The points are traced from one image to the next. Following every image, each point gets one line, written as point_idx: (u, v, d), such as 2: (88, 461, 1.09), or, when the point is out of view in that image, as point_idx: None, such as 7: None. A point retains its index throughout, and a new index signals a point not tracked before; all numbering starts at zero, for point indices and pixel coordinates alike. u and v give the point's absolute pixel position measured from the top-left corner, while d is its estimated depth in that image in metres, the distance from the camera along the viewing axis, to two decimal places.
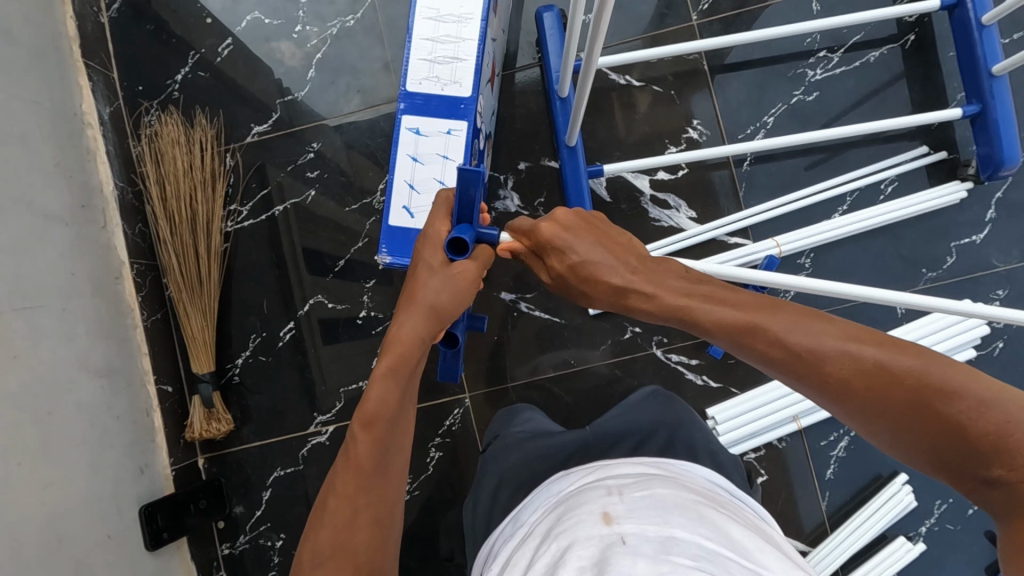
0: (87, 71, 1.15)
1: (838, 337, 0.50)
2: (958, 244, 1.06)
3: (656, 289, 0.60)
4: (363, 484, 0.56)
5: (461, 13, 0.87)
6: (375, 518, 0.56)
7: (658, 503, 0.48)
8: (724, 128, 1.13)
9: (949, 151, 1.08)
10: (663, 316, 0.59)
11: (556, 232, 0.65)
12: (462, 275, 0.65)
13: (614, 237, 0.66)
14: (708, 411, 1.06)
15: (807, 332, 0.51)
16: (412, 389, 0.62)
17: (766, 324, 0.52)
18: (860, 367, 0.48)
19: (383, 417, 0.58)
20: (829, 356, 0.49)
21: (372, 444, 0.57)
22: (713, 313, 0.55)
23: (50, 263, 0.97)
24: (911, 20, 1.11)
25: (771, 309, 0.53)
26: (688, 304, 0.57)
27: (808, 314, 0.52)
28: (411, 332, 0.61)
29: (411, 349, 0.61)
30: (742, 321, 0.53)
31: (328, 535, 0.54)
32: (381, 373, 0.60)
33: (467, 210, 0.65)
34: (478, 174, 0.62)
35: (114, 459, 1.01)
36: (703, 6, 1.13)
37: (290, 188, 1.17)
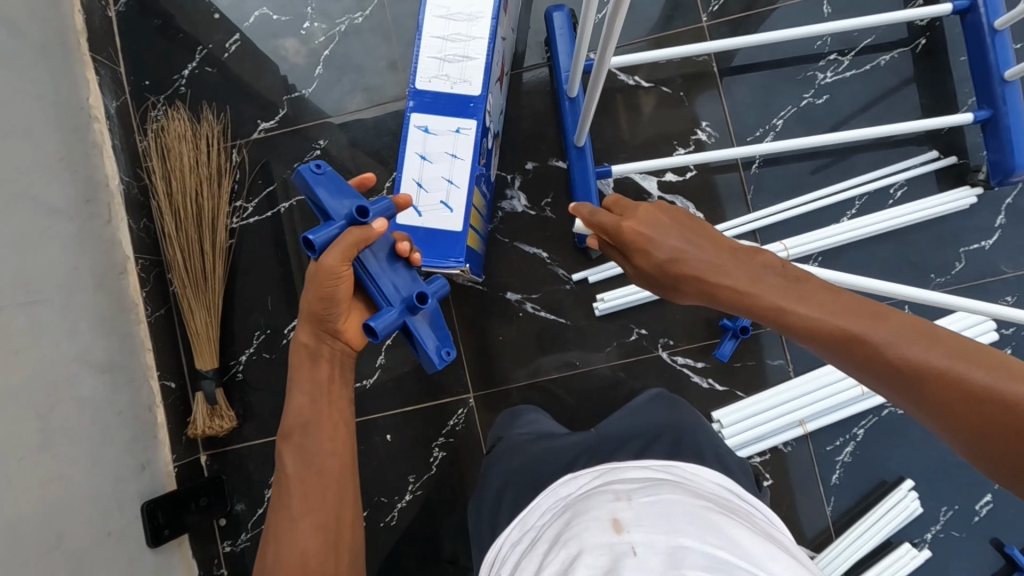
0: (93, 64, 1.14)
1: (926, 347, 0.49)
2: (966, 249, 1.06)
3: (750, 287, 0.61)
4: (300, 483, 0.64)
5: (472, 12, 0.86)
6: (320, 510, 0.63)
7: (668, 509, 0.47)
8: (733, 130, 1.13)
9: (959, 156, 1.07)
10: (753, 314, 0.61)
11: (642, 227, 0.67)
12: (319, 272, 0.65)
13: (714, 234, 0.67)
14: (713, 414, 1.05)
15: (896, 338, 0.51)
16: (328, 399, 0.69)
17: (856, 328, 0.53)
18: (942, 377, 0.47)
19: (300, 424, 0.66)
20: (915, 364, 0.49)
21: (296, 446, 0.66)
22: (800, 311, 0.57)
23: (54, 258, 0.97)
24: (922, 24, 1.10)
25: (864, 314, 0.53)
26: (777, 301, 0.59)
27: (906, 323, 0.51)
28: (300, 341, 0.70)
29: (301, 357, 0.70)
30: (832, 321, 0.55)
31: (288, 530, 0.61)
32: (292, 381, 0.69)
33: (324, 207, 0.69)
34: (304, 172, 0.68)
35: (115, 455, 1.01)
36: (713, 8, 1.13)
37: (296, 185, 1.17)
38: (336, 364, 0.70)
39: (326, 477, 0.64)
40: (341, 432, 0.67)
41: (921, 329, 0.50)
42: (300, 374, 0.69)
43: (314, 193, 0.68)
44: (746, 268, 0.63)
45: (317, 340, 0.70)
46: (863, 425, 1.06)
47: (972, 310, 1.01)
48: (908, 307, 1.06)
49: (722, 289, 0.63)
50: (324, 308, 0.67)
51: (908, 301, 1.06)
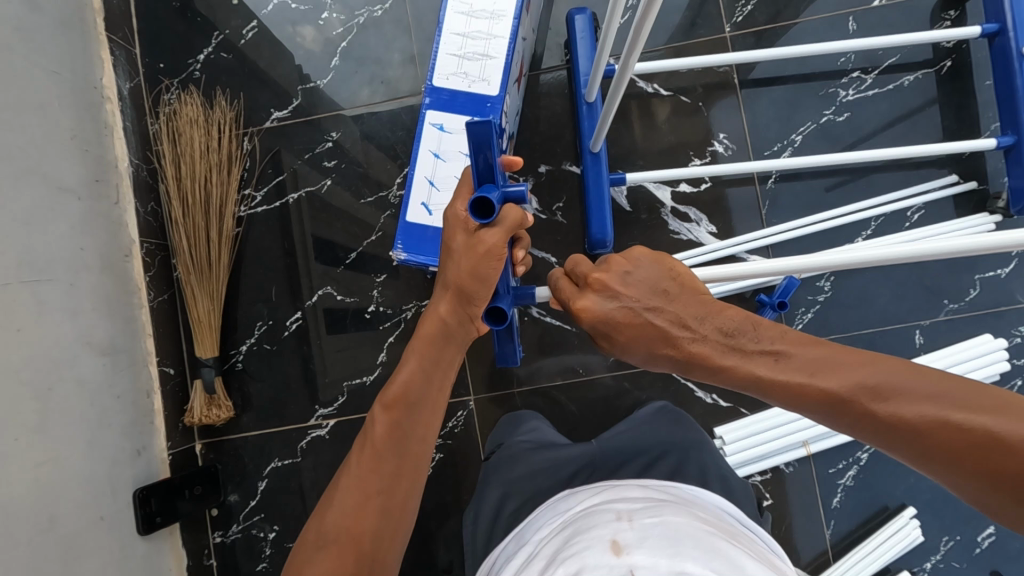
0: (109, 44, 1.13)
1: (921, 395, 0.46)
2: (982, 276, 1.04)
3: (722, 356, 0.55)
4: (383, 457, 0.59)
5: (495, 10, 0.85)
6: (393, 493, 0.58)
7: (671, 532, 0.46)
8: (751, 143, 1.11)
9: (979, 182, 1.06)
10: (732, 384, 0.55)
11: (594, 306, 0.59)
12: (476, 248, 0.59)
13: (673, 293, 0.59)
14: (716, 430, 1.04)
15: (888, 391, 0.47)
16: (440, 377, 0.63)
17: (842, 389, 0.48)
18: (946, 429, 0.44)
19: (404, 398, 0.61)
20: (915, 419, 0.45)
21: (394, 417, 0.60)
22: (782, 376, 0.51)
23: (60, 236, 0.96)
24: (949, 46, 1.09)
25: (847, 367, 0.49)
26: (755, 370, 0.53)
27: (892, 370, 0.48)
28: (437, 313, 0.62)
29: (433, 331, 0.62)
30: (813, 383, 0.50)
31: (352, 502, 0.57)
32: (412, 351, 0.63)
33: (487, 168, 0.59)
34: (490, 125, 0.56)
35: (112, 439, 1.00)
36: (737, 19, 1.11)
37: (306, 176, 1.16)
38: (457, 348, 0.64)
39: (410, 461, 0.60)
40: (436, 421, 0.63)
41: (909, 373, 0.47)
42: (423, 347, 0.62)
43: (491, 151, 0.57)
44: (715, 332, 0.56)
45: (456, 318, 0.62)
46: (867, 449, 1.05)
47: (983, 338, 0.99)
48: (919, 331, 1.04)
49: (695, 358, 0.56)
50: (472, 286, 0.60)
51: (919, 326, 1.04)
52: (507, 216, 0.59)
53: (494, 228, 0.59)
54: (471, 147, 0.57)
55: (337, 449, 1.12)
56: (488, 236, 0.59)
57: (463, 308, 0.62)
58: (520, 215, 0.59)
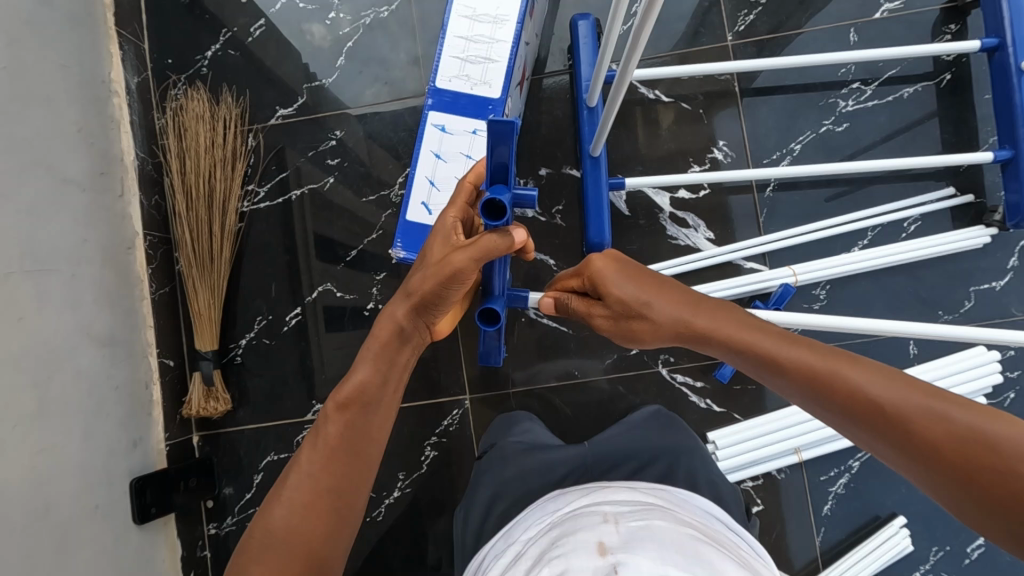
0: (118, 39, 1.15)
1: (912, 389, 0.48)
2: (977, 289, 1.05)
3: (727, 325, 0.58)
4: (336, 456, 0.60)
5: (498, 14, 0.86)
6: (343, 490, 0.59)
7: (655, 536, 0.47)
8: (750, 152, 1.12)
9: (976, 195, 1.07)
10: (727, 351, 0.58)
11: (615, 270, 0.63)
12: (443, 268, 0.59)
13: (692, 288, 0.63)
14: (709, 435, 1.04)
15: (879, 380, 0.49)
16: (396, 379, 0.64)
17: (841, 369, 0.51)
18: (932, 422, 0.46)
19: (359, 398, 0.61)
20: (902, 408, 0.48)
21: (347, 418, 0.61)
22: (784, 351, 0.54)
23: (63, 228, 0.97)
24: (949, 60, 1.09)
25: (844, 359, 0.52)
26: (758, 339, 0.55)
27: (886, 370, 0.50)
28: (394, 318, 0.62)
29: (389, 337, 0.62)
30: (811, 359, 0.52)
31: (297, 500, 0.58)
32: (368, 353, 0.63)
33: (500, 170, 0.57)
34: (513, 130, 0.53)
35: (110, 429, 1.01)
36: (739, 28, 1.12)
37: (309, 173, 1.17)
38: (411, 349, 0.65)
39: (361, 459, 0.61)
40: (389, 419, 0.64)
41: (902, 372, 0.50)
42: (378, 351, 0.62)
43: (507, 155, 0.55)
44: (723, 313, 0.59)
45: (414, 323, 0.63)
46: (859, 458, 1.05)
47: (977, 350, 1.00)
48: (914, 342, 1.05)
49: (699, 329, 0.59)
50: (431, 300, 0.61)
51: (914, 336, 1.05)
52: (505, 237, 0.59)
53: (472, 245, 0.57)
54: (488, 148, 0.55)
55: None
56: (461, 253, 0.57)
57: (422, 316, 0.63)
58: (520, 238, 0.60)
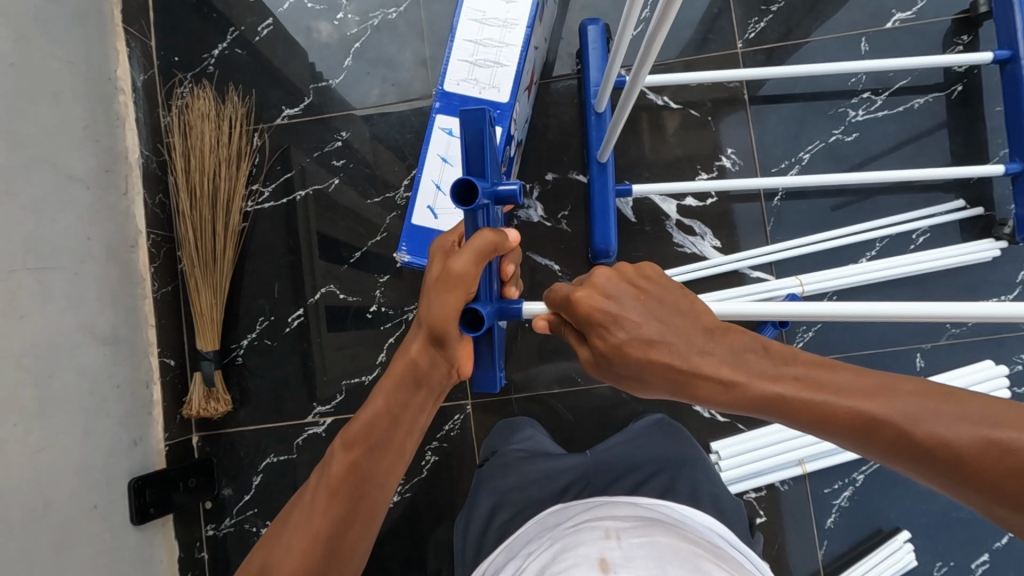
0: (125, 36, 1.14)
1: (956, 416, 0.43)
2: (985, 302, 1.04)
3: (734, 372, 0.51)
4: (341, 499, 0.58)
5: (507, 18, 0.86)
6: (342, 532, 0.58)
7: (660, 554, 0.46)
8: (758, 160, 1.12)
9: (986, 208, 1.06)
10: (741, 406, 0.51)
11: (595, 299, 0.56)
12: (445, 279, 0.55)
13: (680, 304, 0.56)
14: (712, 444, 1.04)
15: (919, 410, 0.44)
16: (409, 420, 0.61)
17: (869, 407, 0.45)
18: (989, 451, 0.41)
19: (369, 439, 0.59)
20: (959, 442, 0.42)
21: (354, 458, 0.59)
22: (810, 397, 0.47)
23: (66, 226, 0.96)
24: (960, 71, 1.09)
25: (876, 389, 0.46)
26: (774, 389, 0.49)
27: (920, 391, 0.45)
28: (409, 353, 0.59)
29: (403, 373, 0.59)
30: (839, 402, 0.46)
31: (295, 540, 0.57)
32: (383, 388, 0.60)
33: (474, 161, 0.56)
34: (483, 115, 0.53)
35: (109, 428, 1.00)
36: (749, 35, 1.11)
37: (313, 174, 1.16)
38: (429, 391, 0.60)
39: (367, 503, 0.59)
40: (400, 465, 0.61)
41: (941, 396, 0.44)
42: (392, 388, 0.59)
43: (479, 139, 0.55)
44: (727, 349, 0.52)
45: (429, 360, 0.58)
46: (862, 470, 1.04)
47: (984, 364, 1.00)
48: (920, 354, 1.04)
49: (705, 376, 0.51)
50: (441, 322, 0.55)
51: (920, 349, 1.04)
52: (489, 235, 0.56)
53: (464, 248, 0.55)
54: (462, 140, 0.55)
55: None
56: (456, 259, 0.55)
57: (437, 351, 0.58)
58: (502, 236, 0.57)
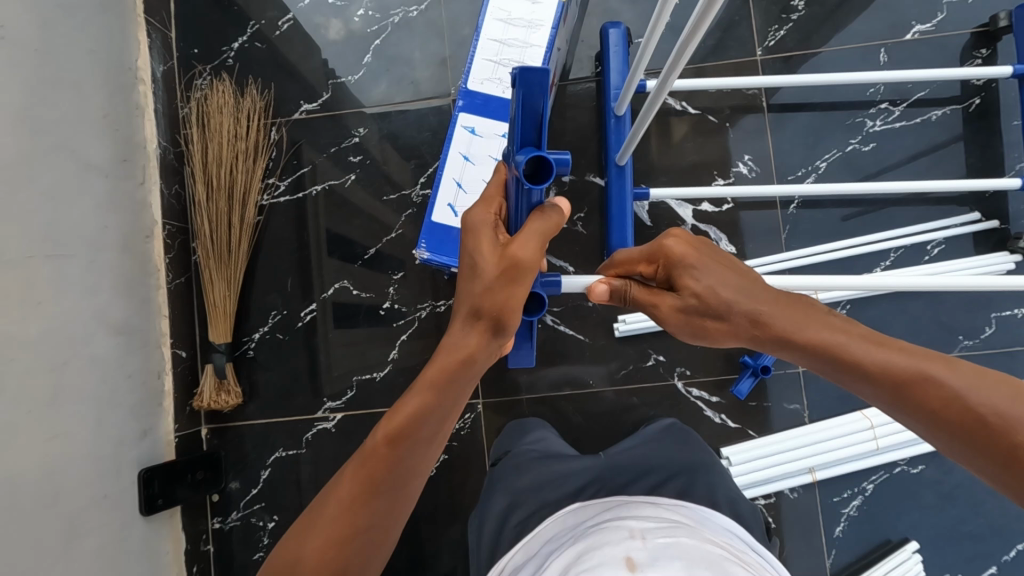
0: (146, 27, 1.14)
1: (1000, 391, 0.48)
2: (998, 315, 1.04)
3: (801, 322, 0.56)
4: (377, 491, 0.56)
5: (533, 19, 0.86)
6: (380, 524, 0.57)
7: (684, 554, 0.46)
8: (775, 168, 1.12)
9: (1001, 221, 1.06)
10: (799, 351, 0.56)
11: (682, 246, 0.62)
12: (511, 268, 0.53)
13: (748, 273, 0.61)
14: (722, 450, 1.04)
15: (970, 380, 0.49)
16: (451, 410, 0.58)
17: (925, 368, 0.50)
18: (1022, 421, 0.46)
19: (410, 431, 0.57)
20: (997, 412, 0.47)
21: (394, 453, 0.56)
22: (863, 350, 0.52)
23: (83, 214, 0.96)
24: (978, 84, 1.09)
25: (929, 356, 0.51)
26: (837, 338, 0.54)
27: (972, 367, 0.50)
28: (461, 343, 0.56)
29: (452, 365, 0.56)
30: (893, 358, 0.51)
31: (329, 531, 0.55)
32: (426, 379, 0.57)
33: (531, 133, 0.50)
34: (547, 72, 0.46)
35: (120, 418, 1.00)
36: (769, 43, 1.12)
37: (329, 170, 1.16)
38: (471, 384, 0.58)
39: (403, 495, 0.58)
40: (434, 453, 0.60)
41: (989, 374, 0.49)
42: (436, 380, 0.56)
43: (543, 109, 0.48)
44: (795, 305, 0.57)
45: (485, 351, 0.56)
46: (873, 480, 1.04)
47: None
48: None
49: (770, 321, 0.56)
50: (507, 312, 0.53)
51: None
52: (550, 219, 0.55)
53: (523, 230, 0.54)
54: (517, 103, 0.47)
55: (341, 443, 1.12)
56: (520, 245, 0.53)
57: (494, 339, 0.56)
58: (562, 218, 0.56)
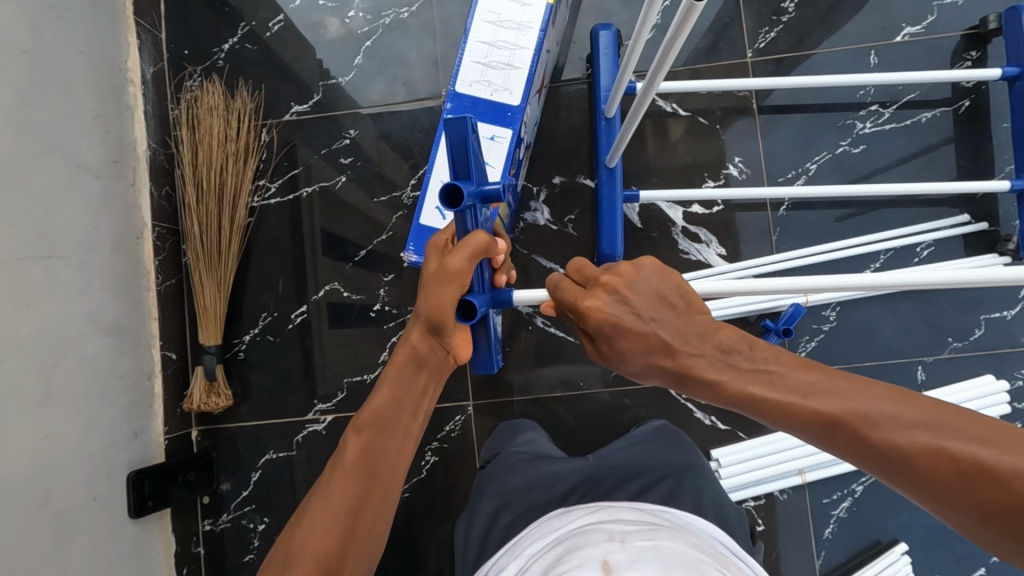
0: (136, 28, 1.14)
1: (920, 425, 0.43)
2: (987, 316, 1.05)
3: (717, 370, 0.52)
4: (357, 478, 0.57)
5: (522, 21, 0.86)
6: (362, 517, 0.56)
7: (662, 557, 0.46)
8: (766, 170, 1.12)
9: (990, 223, 1.06)
10: (719, 400, 0.52)
11: (604, 306, 0.56)
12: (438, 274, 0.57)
13: (663, 301, 0.56)
14: (712, 452, 1.04)
15: (890, 416, 0.44)
16: (416, 402, 0.62)
17: (836, 410, 0.46)
18: (945, 461, 0.41)
19: (381, 418, 0.60)
20: (919, 451, 0.42)
21: (366, 439, 0.59)
22: (773, 395, 0.49)
23: (74, 214, 0.96)
24: (968, 86, 1.09)
25: (844, 392, 0.46)
26: (747, 387, 0.50)
27: (892, 396, 0.45)
28: (409, 341, 0.61)
29: (405, 359, 0.61)
30: (805, 403, 0.47)
31: (315, 519, 0.55)
32: (388, 375, 0.62)
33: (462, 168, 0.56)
34: (466, 119, 0.53)
35: (111, 419, 1.00)
36: (760, 45, 1.12)
37: (320, 170, 1.16)
38: (432, 377, 0.62)
39: (382, 485, 0.58)
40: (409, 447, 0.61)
41: (910, 402, 0.45)
42: (396, 373, 0.62)
43: (465, 146, 0.54)
44: (711, 347, 0.53)
45: (428, 347, 0.61)
46: (862, 481, 1.05)
47: (985, 379, 1.00)
48: (922, 367, 1.05)
49: (691, 372, 0.53)
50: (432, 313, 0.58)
51: (922, 362, 1.05)
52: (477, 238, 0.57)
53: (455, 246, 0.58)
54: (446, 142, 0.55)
55: (332, 444, 1.12)
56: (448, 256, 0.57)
57: (433, 338, 0.60)
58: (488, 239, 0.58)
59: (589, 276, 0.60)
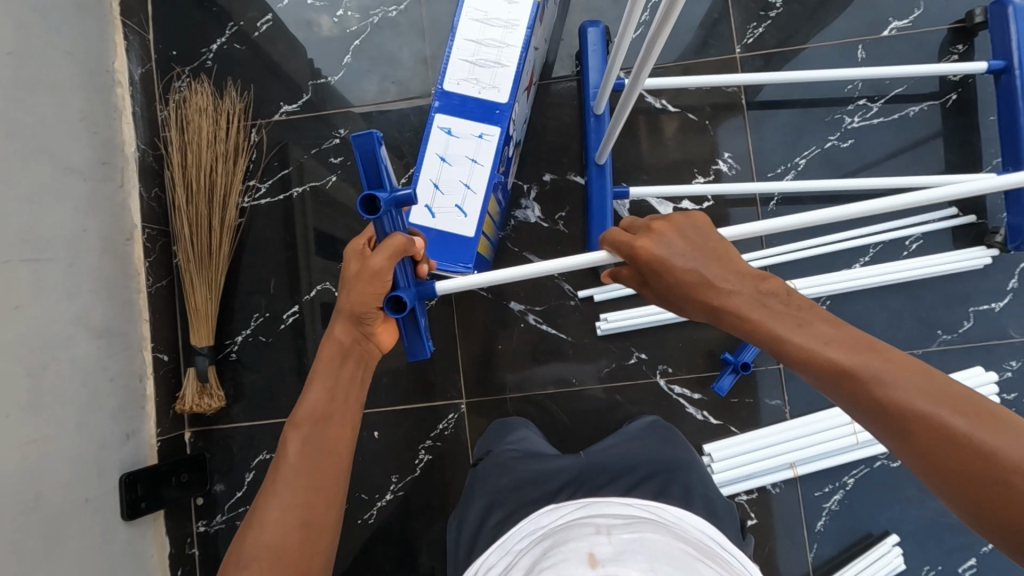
0: (123, 29, 1.14)
1: (925, 393, 0.45)
2: (976, 309, 1.05)
3: (751, 308, 0.53)
4: (302, 469, 0.58)
5: (509, 18, 0.86)
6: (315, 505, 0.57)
7: (646, 549, 0.46)
8: (756, 165, 1.12)
9: (978, 216, 1.07)
10: (743, 333, 0.54)
11: (656, 246, 0.58)
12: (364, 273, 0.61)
13: (718, 249, 0.57)
14: (705, 447, 1.04)
15: (900, 377, 0.46)
16: (352, 390, 0.64)
17: (852, 362, 0.47)
18: (937, 429, 0.44)
19: (317, 411, 0.61)
20: (919, 413, 0.44)
21: (305, 432, 0.60)
22: (798, 339, 0.50)
23: (62, 217, 0.96)
24: (955, 79, 1.10)
25: (866, 348, 0.48)
26: (774, 326, 0.51)
27: (904, 365, 0.47)
28: (334, 335, 0.64)
29: (334, 352, 0.64)
30: (827, 349, 0.49)
31: (265, 516, 0.55)
32: (317, 370, 0.64)
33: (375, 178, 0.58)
34: (373, 133, 0.55)
35: (102, 421, 1.00)
36: (748, 40, 1.12)
37: (311, 170, 1.16)
38: (361, 366, 0.66)
39: (329, 472, 0.59)
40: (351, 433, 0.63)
41: (923, 372, 0.46)
42: (324, 366, 0.64)
43: (377, 159, 0.56)
44: (753, 287, 0.54)
45: (353, 339, 0.64)
46: (853, 474, 1.05)
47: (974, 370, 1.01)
48: None
49: (726, 307, 0.54)
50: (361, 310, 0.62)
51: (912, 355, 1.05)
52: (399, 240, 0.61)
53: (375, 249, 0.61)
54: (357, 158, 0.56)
55: None
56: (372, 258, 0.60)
57: (359, 330, 0.64)
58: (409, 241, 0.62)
59: (640, 226, 0.62)
